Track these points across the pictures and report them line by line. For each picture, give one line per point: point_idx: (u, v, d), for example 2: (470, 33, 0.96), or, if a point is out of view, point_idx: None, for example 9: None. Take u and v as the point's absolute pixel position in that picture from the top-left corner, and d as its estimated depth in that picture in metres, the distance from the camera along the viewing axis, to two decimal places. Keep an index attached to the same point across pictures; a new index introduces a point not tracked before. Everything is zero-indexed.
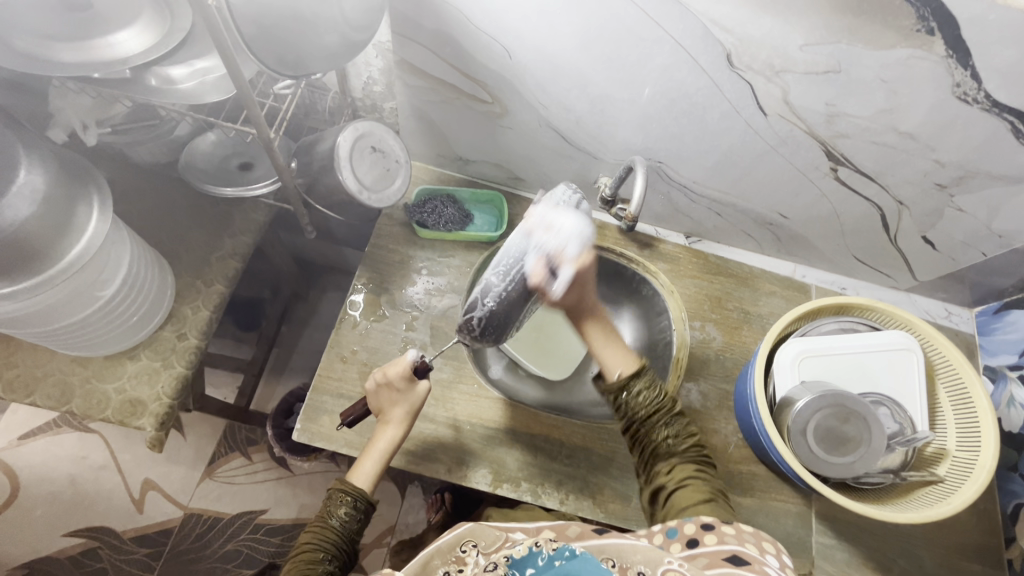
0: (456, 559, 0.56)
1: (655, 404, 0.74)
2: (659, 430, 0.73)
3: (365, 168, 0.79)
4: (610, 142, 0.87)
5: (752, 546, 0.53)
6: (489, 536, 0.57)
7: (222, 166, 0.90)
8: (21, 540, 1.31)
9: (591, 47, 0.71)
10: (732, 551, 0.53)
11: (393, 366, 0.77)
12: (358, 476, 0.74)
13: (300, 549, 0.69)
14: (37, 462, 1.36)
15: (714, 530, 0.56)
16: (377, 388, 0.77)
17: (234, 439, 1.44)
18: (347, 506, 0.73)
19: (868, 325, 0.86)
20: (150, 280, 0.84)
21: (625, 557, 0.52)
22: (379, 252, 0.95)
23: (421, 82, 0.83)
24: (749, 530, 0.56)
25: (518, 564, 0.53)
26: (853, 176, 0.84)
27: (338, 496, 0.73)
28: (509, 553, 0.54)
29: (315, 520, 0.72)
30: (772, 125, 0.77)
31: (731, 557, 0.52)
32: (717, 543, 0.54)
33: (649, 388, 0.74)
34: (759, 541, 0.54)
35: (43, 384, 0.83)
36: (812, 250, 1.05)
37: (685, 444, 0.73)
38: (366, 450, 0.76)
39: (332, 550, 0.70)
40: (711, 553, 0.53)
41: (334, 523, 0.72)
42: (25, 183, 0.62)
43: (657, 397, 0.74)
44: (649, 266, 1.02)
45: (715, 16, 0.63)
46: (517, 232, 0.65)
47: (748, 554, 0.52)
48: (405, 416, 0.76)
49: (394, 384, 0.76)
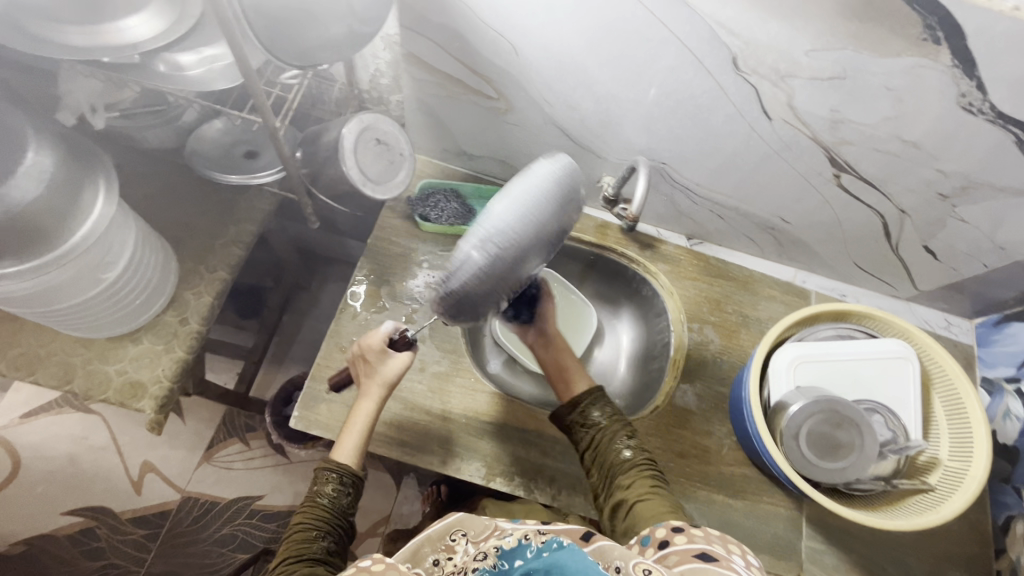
0: (445, 547, 0.58)
1: (613, 425, 0.80)
2: (618, 444, 0.78)
3: (369, 160, 0.79)
4: (614, 141, 0.87)
5: (719, 545, 0.55)
6: (478, 525, 0.59)
7: (228, 153, 0.91)
8: (21, 516, 1.33)
9: (598, 46, 0.71)
10: (701, 548, 0.54)
11: (368, 338, 0.78)
12: (341, 452, 0.75)
13: (292, 529, 0.69)
14: (38, 441, 1.37)
15: (683, 531, 0.58)
16: (356, 361, 0.79)
17: (233, 425, 1.45)
18: (334, 483, 0.73)
19: (865, 333, 0.86)
20: (153, 266, 0.85)
21: (605, 555, 0.53)
22: (381, 245, 0.96)
23: (428, 76, 0.84)
24: (716, 533, 0.57)
25: (505, 554, 0.53)
26: (856, 183, 0.84)
27: (324, 475, 0.73)
28: (498, 544, 0.55)
29: (304, 502, 0.73)
30: (777, 130, 0.77)
31: (700, 554, 0.53)
32: (687, 542, 0.56)
33: (607, 407, 0.82)
34: (726, 543, 0.56)
35: (46, 363, 0.84)
36: (813, 256, 1.05)
37: (642, 463, 0.76)
38: (347, 427, 0.76)
39: (325, 525, 0.70)
40: (682, 550, 0.55)
41: (323, 501, 0.72)
42: (35, 164, 0.63)
43: (610, 419, 0.81)
44: (649, 267, 1.04)
45: (722, 19, 0.63)
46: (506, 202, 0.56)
47: (717, 551, 0.54)
48: (379, 390, 0.76)
49: (369, 356, 0.77)
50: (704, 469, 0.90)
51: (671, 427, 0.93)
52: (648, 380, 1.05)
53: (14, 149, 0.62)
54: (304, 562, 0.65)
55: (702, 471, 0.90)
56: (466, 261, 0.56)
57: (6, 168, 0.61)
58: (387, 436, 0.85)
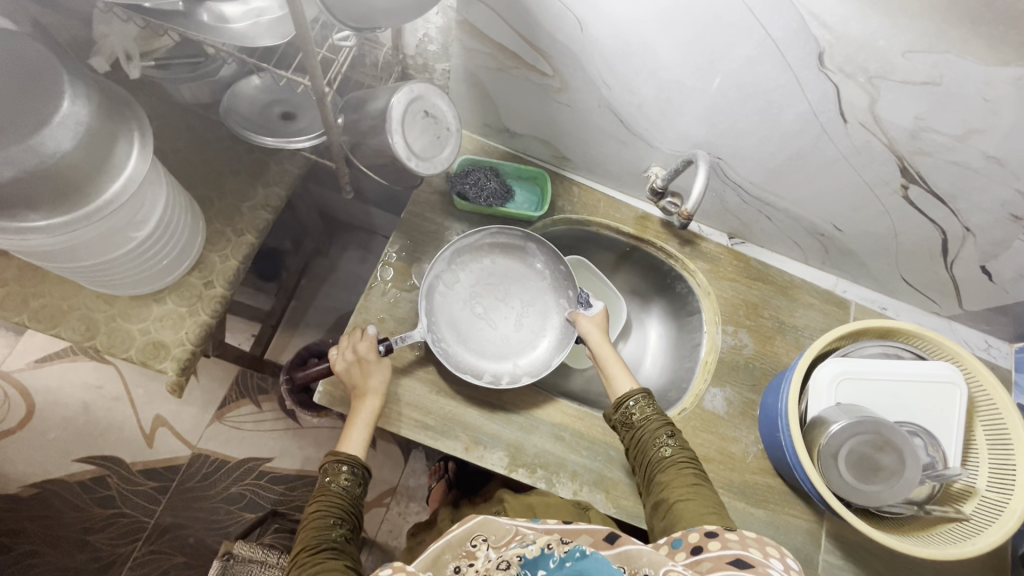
0: (466, 553, 0.57)
1: (655, 420, 0.78)
2: (660, 445, 0.76)
3: (415, 133, 0.74)
4: (670, 132, 0.82)
5: (756, 550, 0.53)
6: (499, 530, 0.59)
7: (264, 112, 0.87)
8: (33, 460, 1.33)
9: (672, 29, 0.66)
10: (736, 554, 0.52)
11: (359, 342, 0.78)
12: (347, 445, 0.75)
13: (309, 519, 0.68)
14: (52, 387, 1.37)
15: (717, 537, 0.56)
16: (347, 363, 0.78)
17: (245, 386, 1.44)
18: (346, 472, 0.72)
19: (912, 353, 0.83)
20: (181, 227, 0.82)
21: (633, 561, 0.51)
22: (415, 220, 0.92)
23: (481, 46, 0.78)
24: (751, 534, 0.56)
25: (529, 563, 0.52)
26: (923, 197, 0.79)
27: (334, 466, 0.72)
28: (521, 552, 0.54)
29: (315, 492, 0.71)
30: (851, 133, 0.72)
31: (735, 561, 0.51)
32: (721, 548, 0.54)
33: (647, 405, 0.79)
34: (763, 545, 0.54)
35: (68, 317, 0.82)
36: (858, 266, 1.01)
37: (684, 459, 0.75)
38: (349, 420, 0.76)
39: (340, 513, 0.69)
40: (716, 557, 0.53)
41: (335, 488, 0.71)
42: (70, 114, 0.58)
43: (652, 416, 0.78)
44: (688, 264, 1.00)
45: (817, 10, 0.58)
46: (555, 341, 0.93)
47: (752, 557, 0.51)
48: (376, 386, 0.78)
49: (364, 356, 0.78)
50: (728, 476, 0.89)
51: (698, 431, 0.91)
52: (676, 381, 1.02)
53: (47, 93, 0.57)
54: (324, 552, 0.64)
55: (726, 477, 0.88)
56: (515, 377, 0.90)
57: (39, 116, 0.56)
58: (410, 418, 0.82)
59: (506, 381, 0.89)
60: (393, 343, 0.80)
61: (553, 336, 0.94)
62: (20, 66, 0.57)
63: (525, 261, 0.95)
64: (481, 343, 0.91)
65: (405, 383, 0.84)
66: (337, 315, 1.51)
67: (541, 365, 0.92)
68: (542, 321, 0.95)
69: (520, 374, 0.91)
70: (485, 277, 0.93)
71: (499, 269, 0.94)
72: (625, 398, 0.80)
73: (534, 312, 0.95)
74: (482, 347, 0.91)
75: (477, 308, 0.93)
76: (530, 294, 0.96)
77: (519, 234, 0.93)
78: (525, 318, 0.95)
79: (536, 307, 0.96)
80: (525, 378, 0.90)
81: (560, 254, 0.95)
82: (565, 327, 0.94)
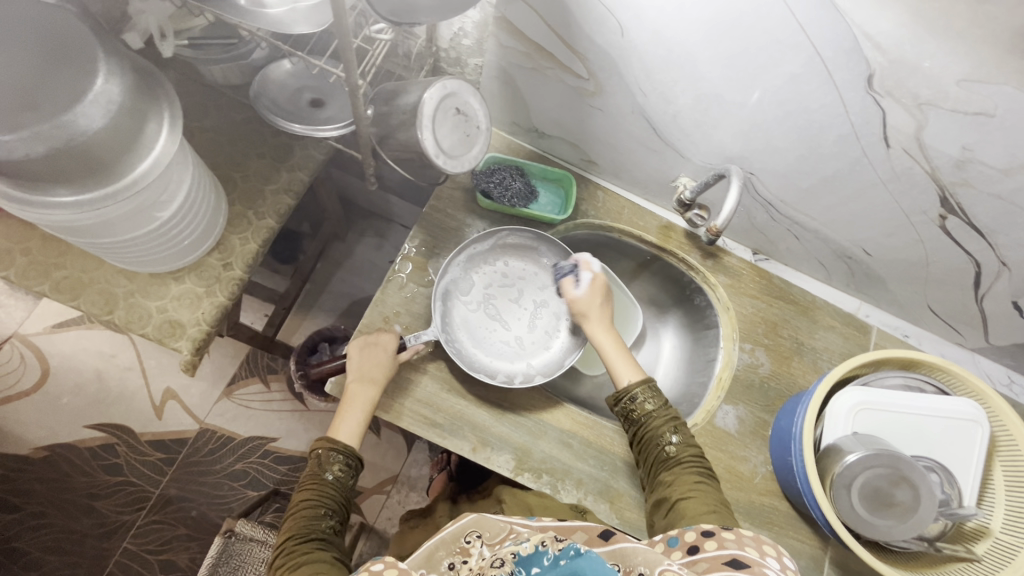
0: (460, 550, 0.57)
1: (660, 415, 0.78)
2: (664, 440, 0.76)
3: (446, 131, 0.73)
4: (703, 143, 0.80)
5: (752, 549, 0.54)
6: (493, 527, 0.58)
7: (293, 98, 0.86)
8: (45, 423, 1.35)
9: (716, 41, 0.64)
10: (732, 555, 0.53)
11: (384, 335, 0.80)
12: (340, 431, 0.74)
13: (300, 506, 0.68)
14: (67, 352, 1.39)
15: (714, 536, 0.57)
16: (358, 348, 0.78)
17: (255, 365, 1.45)
18: (341, 463, 0.72)
19: (935, 387, 0.82)
20: (204, 208, 0.82)
21: (628, 559, 0.52)
22: (436, 215, 0.92)
23: (517, 44, 0.77)
24: (749, 534, 0.56)
25: (523, 561, 0.51)
26: (961, 228, 0.77)
27: (330, 455, 0.72)
28: (516, 550, 0.53)
29: (308, 478, 0.71)
30: (892, 159, 0.70)
31: (731, 561, 0.52)
32: (717, 548, 0.55)
33: (653, 395, 0.79)
34: (760, 544, 0.55)
35: (88, 290, 0.82)
36: (883, 292, 0.98)
37: (688, 458, 0.75)
38: (343, 406, 0.76)
39: (331, 504, 0.70)
40: (711, 558, 0.54)
41: (329, 478, 0.71)
42: (102, 92, 0.57)
43: (659, 407, 0.79)
44: (709, 277, 0.97)
45: (872, 31, 0.57)
46: (569, 342, 0.93)
47: (749, 557, 0.53)
48: (379, 377, 0.77)
49: (380, 349, 0.79)
50: (736, 495, 0.87)
51: (708, 448, 0.89)
52: (688, 394, 1.00)
53: (82, 71, 0.57)
54: (313, 542, 0.65)
55: (735, 497, 0.87)
56: (530, 376, 0.90)
57: (72, 93, 0.56)
58: (419, 414, 0.81)
59: (519, 381, 0.88)
60: (407, 341, 0.81)
61: (567, 336, 0.94)
62: (59, 42, 0.57)
63: (538, 262, 0.94)
64: (496, 344, 0.91)
65: (416, 379, 0.83)
66: (350, 301, 1.51)
67: (555, 365, 0.91)
68: (555, 322, 0.95)
69: (533, 374, 0.90)
70: (499, 279, 0.93)
71: (512, 271, 0.94)
72: (625, 393, 0.79)
73: (548, 313, 0.95)
74: (497, 348, 0.91)
75: (491, 310, 0.92)
76: (543, 294, 0.95)
77: (531, 235, 0.92)
78: (538, 319, 0.94)
79: (550, 308, 0.95)
80: (540, 377, 0.89)
81: (572, 254, 0.94)
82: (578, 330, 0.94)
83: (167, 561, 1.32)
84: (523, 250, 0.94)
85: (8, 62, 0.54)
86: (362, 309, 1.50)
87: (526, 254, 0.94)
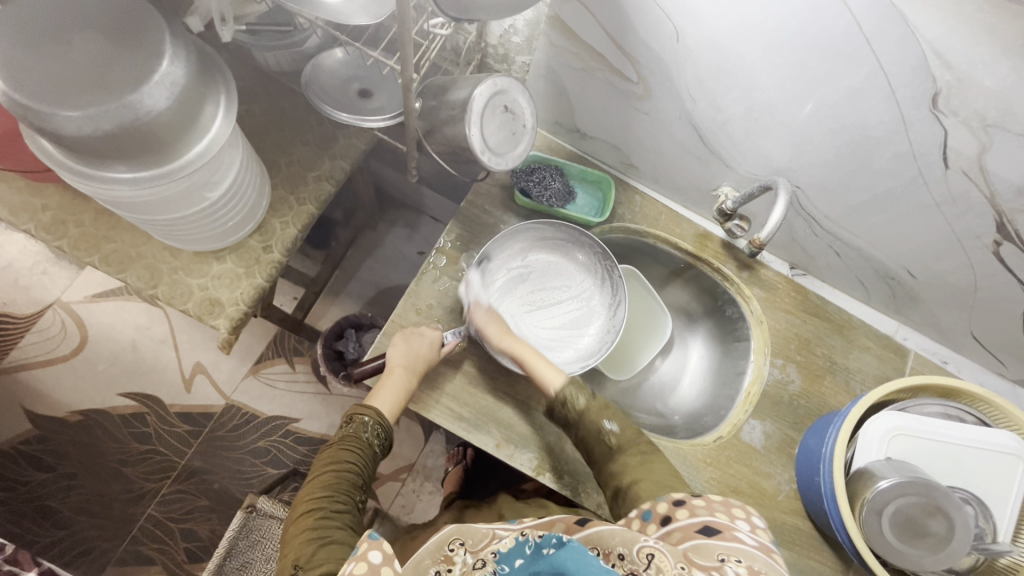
0: (444, 558, 0.53)
1: (594, 405, 0.76)
2: (604, 432, 0.73)
3: (492, 127, 0.73)
4: (751, 154, 0.79)
5: (722, 513, 0.56)
6: (476, 534, 0.55)
7: (343, 87, 0.88)
8: (81, 388, 1.40)
9: (775, 53, 0.64)
10: (703, 521, 0.55)
11: (430, 329, 0.82)
12: (380, 402, 0.76)
13: (340, 468, 0.69)
14: (105, 322, 1.44)
15: (684, 505, 0.58)
16: (404, 338, 0.80)
17: (282, 346, 1.48)
18: (380, 440, 0.75)
19: (975, 417, 0.79)
20: (250, 192, 0.84)
21: (605, 542, 0.51)
22: (473, 211, 0.92)
23: (567, 44, 0.77)
24: (716, 498, 0.58)
25: (505, 558, 0.50)
26: (1015, 255, 0.75)
27: (375, 429, 0.74)
28: (496, 549, 0.52)
29: (351, 442, 0.72)
30: (949, 181, 0.68)
31: (704, 530, 0.54)
32: (688, 517, 0.57)
33: (583, 392, 0.77)
34: (729, 507, 0.57)
35: (136, 263, 0.84)
36: (926, 315, 0.95)
37: (631, 440, 0.72)
38: (383, 381, 0.77)
39: (364, 477, 0.71)
40: (684, 526, 0.56)
41: (369, 451, 0.73)
42: (167, 73, 0.59)
43: (591, 399, 0.76)
44: (744, 289, 0.95)
45: (941, 48, 0.55)
46: (603, 332, 0.93)
47: (719, 522, 0.55)
48: (421, 369, 0.77)
49: (423, 344, 0.80)
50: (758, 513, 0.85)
51: (732, 462, 0.87)
52: (714, 406, 0.98)
53: (148, 53, 0.58)
54: (346, 511, 0.65)
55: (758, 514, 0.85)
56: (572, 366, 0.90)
57: (139, 73, 0.57)
58: (445, 407, 0.82)
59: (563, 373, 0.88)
60: (445, 338, 0.82)
61: (601, 326, 0.94)
62: (129, 26, 0.58)
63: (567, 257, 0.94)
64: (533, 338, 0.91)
65: (447, 373, 0.83)
66: (377, 289, 1.52)
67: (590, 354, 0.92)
68: (590, 313, 0.95)
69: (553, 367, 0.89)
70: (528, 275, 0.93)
71: (541, 267, 0.94)
72: (559, 395, 0.77)
73: (580, 304, 0.95)
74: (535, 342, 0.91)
75: (523, 306, 0.93)
76: (574, 288, 0.95)
77: (559, 229, 0.91)
78: (571, 312, 0.94)
79: (580, 300, 0.95)
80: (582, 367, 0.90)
81: (610, 253, 0.92)
82: (611, 320, 0.93)
83: (188, 530, 1.36)
84: (551, 241, 0.93)
85: (81, 42, 0.56)
86: (389, 298, 1.51)
87: (557, 246, 0.94)
